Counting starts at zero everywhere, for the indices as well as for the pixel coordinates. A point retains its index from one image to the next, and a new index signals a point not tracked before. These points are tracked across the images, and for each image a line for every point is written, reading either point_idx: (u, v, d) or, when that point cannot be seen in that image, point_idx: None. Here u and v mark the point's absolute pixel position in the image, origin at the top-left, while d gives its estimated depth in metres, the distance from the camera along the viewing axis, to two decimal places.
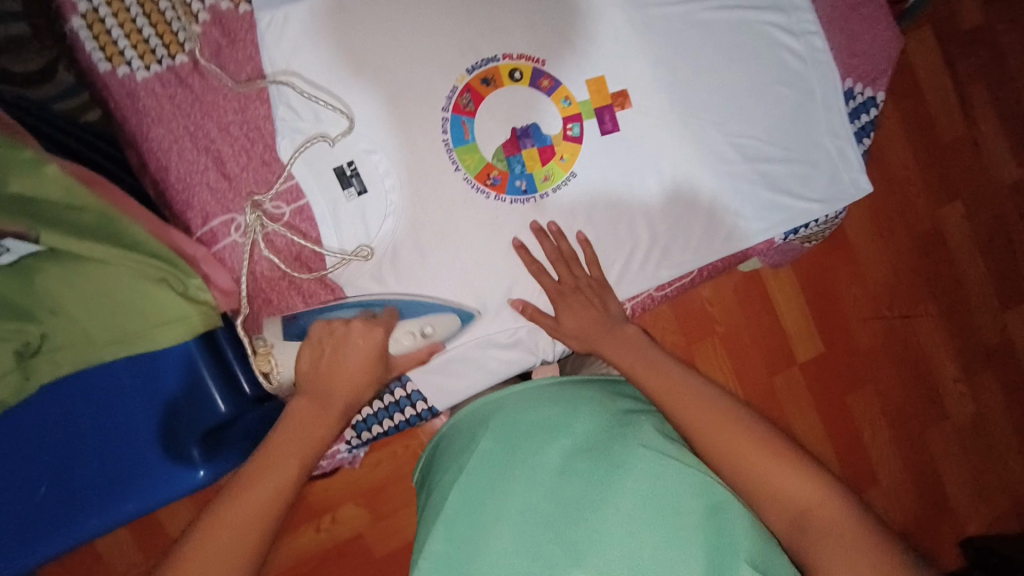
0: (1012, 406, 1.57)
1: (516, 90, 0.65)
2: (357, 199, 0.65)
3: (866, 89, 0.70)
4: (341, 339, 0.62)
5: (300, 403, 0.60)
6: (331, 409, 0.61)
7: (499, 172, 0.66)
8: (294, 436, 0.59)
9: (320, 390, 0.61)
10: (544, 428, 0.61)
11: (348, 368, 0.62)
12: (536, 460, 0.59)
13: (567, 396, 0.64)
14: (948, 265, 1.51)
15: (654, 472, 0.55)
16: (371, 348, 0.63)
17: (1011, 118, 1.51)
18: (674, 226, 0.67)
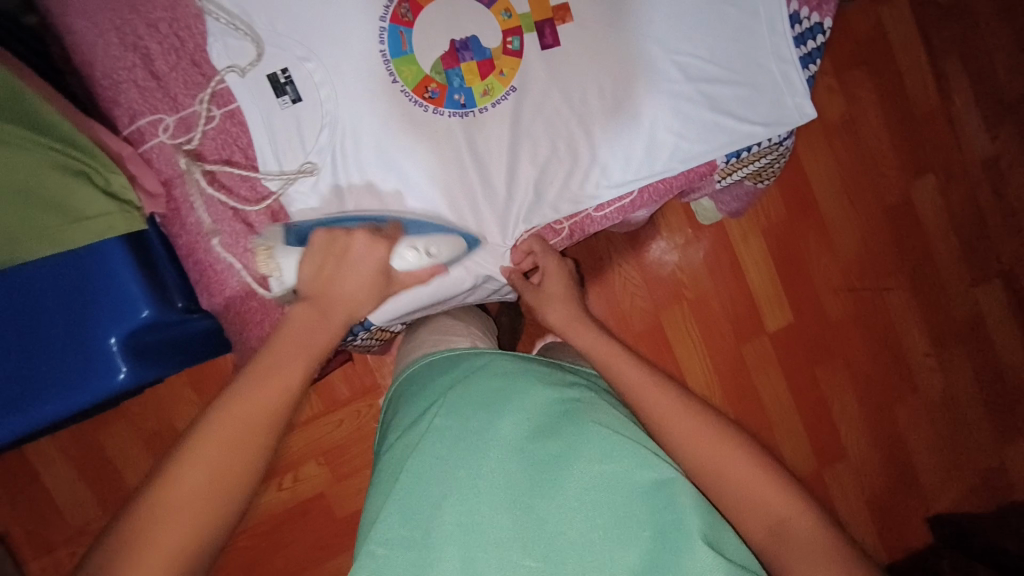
0: (983, 383, 1.56)
1: (455, 1, 0.65)
2: (291, 107, 0.63)
3: (813, 14, 0.68)
4: (342, 253, 0.60)
5: (299, 309, 0.57)
6: (330, 321, 0.58)
7: (437, 85, 0.65)
8: (296, 345, 0.55)
9: (319, 301, 0.58)
10: (495, 405, 0.60)
11: (349, 287, 0.59)
12: (488, 435, 0.57)
13: (519, 373, 0.64)
14: (919, 239, 1.51)
15: (605, 447, 0.55)
16: (373, 263, 0.60)
17: (986, 93, 1.51)
18: (615, 146, 0.67)
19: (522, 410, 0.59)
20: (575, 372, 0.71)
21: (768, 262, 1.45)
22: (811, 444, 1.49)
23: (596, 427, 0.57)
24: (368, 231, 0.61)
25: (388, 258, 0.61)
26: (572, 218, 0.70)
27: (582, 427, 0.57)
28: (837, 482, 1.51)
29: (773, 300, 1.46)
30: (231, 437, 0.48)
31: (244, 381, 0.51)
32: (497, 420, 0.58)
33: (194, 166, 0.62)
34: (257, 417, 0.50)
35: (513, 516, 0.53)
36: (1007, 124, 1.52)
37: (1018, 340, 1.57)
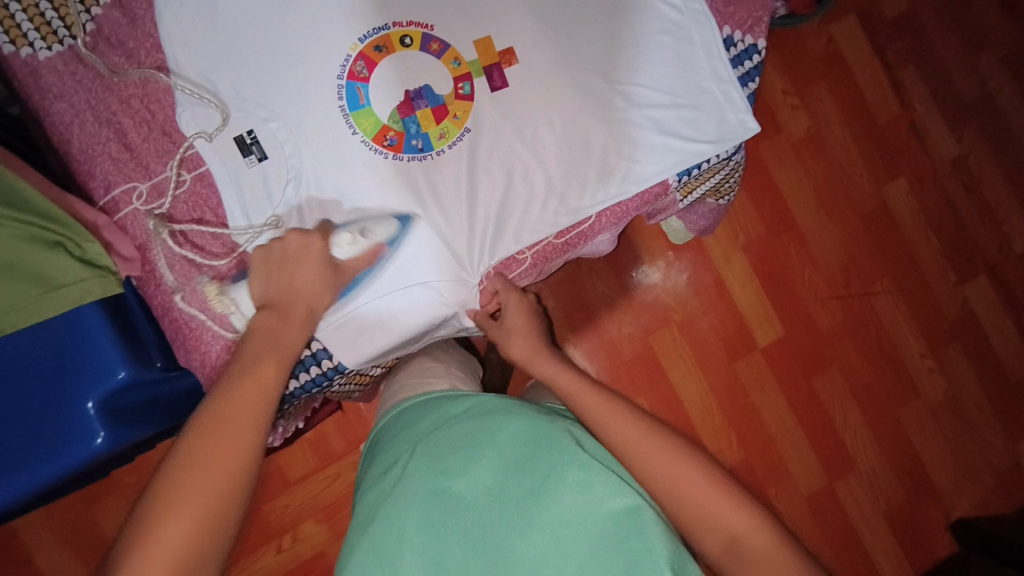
0: (985, 381, 1.55)
1: (407, 54, 0.69)
2: (258, 165, 0.67)
3: (746, 36, 0.72)
4: (281, 253, 0.64)
5: (262, 315, 0.62)
6: (291, 316, 0.63)
7: (395, 133, 0.68)
8: (267, 346, 0.61)
9: (282, 303, 0.63)
10: (469, 445, 0.60)
11: (298, 280, 0.64)
12: (461, 478, 0.58)
13: (494, 408, 0.64)
14: (899, 243, 1.52)
15: (576, 479, 0.55)
16: (313, 255, 0.64)
17: (944, 98, 1.55)
18: (570, 174, 0.70)
19: (495, 449, 0.59)
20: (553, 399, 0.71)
21: (752, 277, 1.46)
22: (818, 458, 1.46)
23: (568, 458, 0.57)
24: (297, 231, 0.64)
25: (326, 247, 0.64)
26: (533, 247, 0.72)
27: (554, 458, 0.57)
28: (850, 495, 1.47)
29: (762, 316, 1.46)
30: (230, 432, 0.54)
31: (230, 384, 0.57)
32: (470, 461, 0.59)
33: (161, 228, 0.64)
34: (246, 424, 0.56)
35: (485, 553, 0.54)
36: (969, 124, 1.56)
37: (1013, 334, 1.56)
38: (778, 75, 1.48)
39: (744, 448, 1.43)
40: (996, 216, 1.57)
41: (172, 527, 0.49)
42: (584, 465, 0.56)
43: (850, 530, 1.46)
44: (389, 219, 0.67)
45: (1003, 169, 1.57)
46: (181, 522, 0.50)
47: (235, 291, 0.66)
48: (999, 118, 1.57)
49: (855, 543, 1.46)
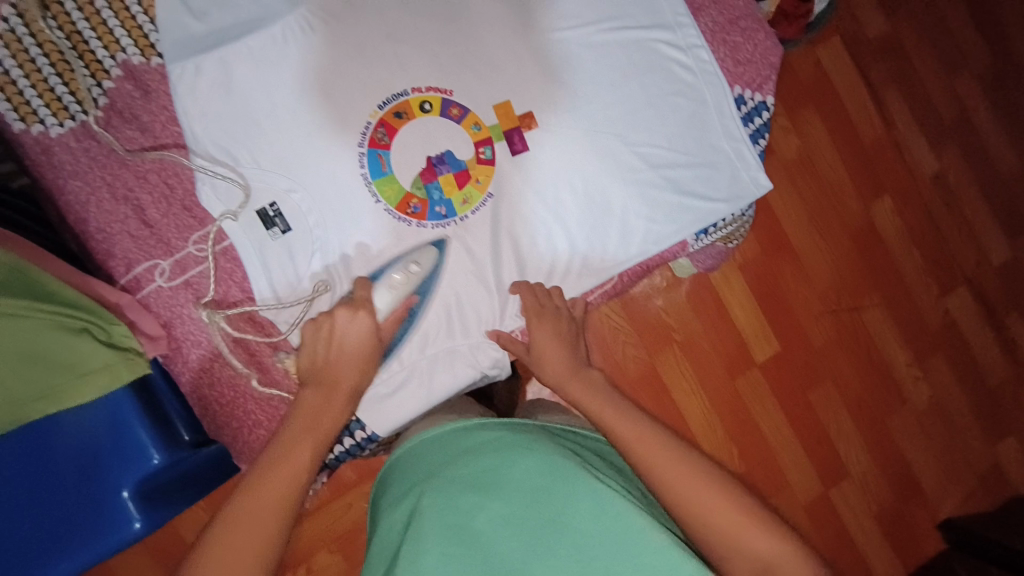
0: (965, 388, 1.62)
1: (427, 120, 0.69)
2: (282, 237, 0.66)
3: (756, 94, 0.75)
4: (329, 332, 0.63)
5: (306, 393, 0.60)
6: (338, 398, 0.60)
7: (418, 200, 0.69)
8: (309, 423, 0.57)
9: (327, 380, 0.61)
10: (484, 482, 0.57)
11: (344, 355, 0.62)
12: (478, 517, 0.54)
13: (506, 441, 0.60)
14: (885, 257, 1.58)
15: (596, 512, 0.53)
16: (361, 328, 0.63)
17: (924, 116, 1.61)
18: (592, 235, 0.71)
19: (513, 486, 0.56)
20: (566, 430, 0.68)
21: (748, 296, 1.50)
22: (814, 467, 1.51)
23: (586, 495, 0.54)
24: (345, 306, 0.64)
25: (372, 317, 0.64)
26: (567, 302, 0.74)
27: (572, 493, 0.54)
28: (845, 502, 1.52)
29: (758, 333, 1.50)
30: (247, 517, 0.49)
31: (256, 467, 0.53)
32: (486, 501, 0.55)
33: (216, 315, 0.65)
34: (301, 450, 0.55)
35: None
36: (947, 142, 1.63)
37: (991, 341, 1.63)
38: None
39: (744, 462, 1.47)
40: (973, 229, 1.64)
41: (261, 517, 0.49)
42: (602, 498, 0.53)
43: (846, 535, 1.51)
44: (428, 246, 0.68)
45: (978, 184, 1.64)
46: (262, 518, 0.49)
47: (268, 365, 0.67)
48: (974, 135, 1.64)
49: (851, 548, 1.51)
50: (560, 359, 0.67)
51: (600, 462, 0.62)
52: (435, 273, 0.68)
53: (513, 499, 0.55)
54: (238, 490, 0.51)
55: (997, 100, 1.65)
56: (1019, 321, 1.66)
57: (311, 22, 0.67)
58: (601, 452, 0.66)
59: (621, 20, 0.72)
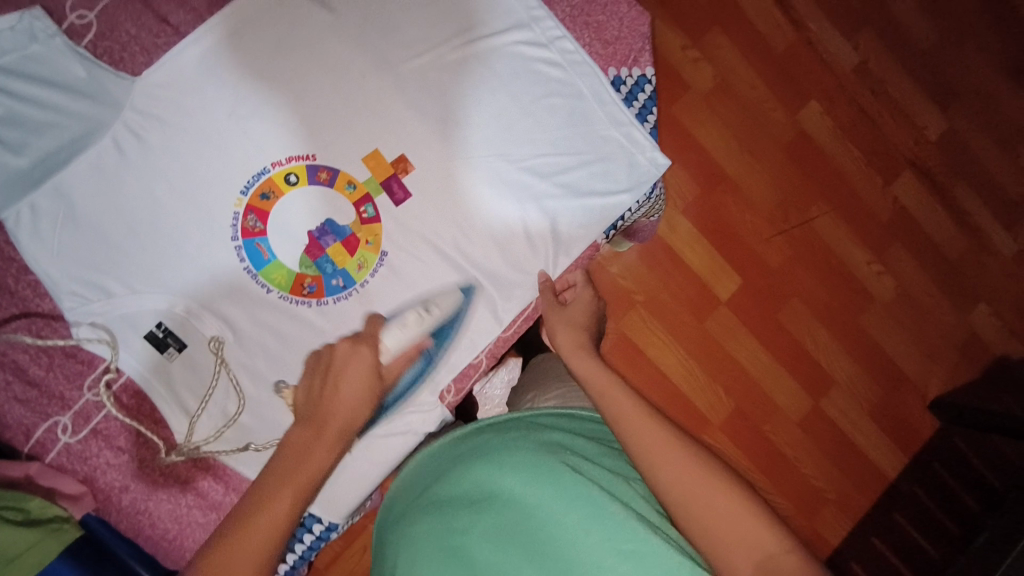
0: (931, 269, 1.59)
1: (298, 193, 0.64)
2: (180, 355, 0.62)
3: (632, 70, 0.70)
4: (327, 366, 0.57)
5: (296, 431, 0.53)
6: (327, 437, 0.52)
7: (312, 278, 0.65)
8: (289, 466, 0.50)
9: (317, 417, 0.53)
10: (472, 497, 0.53)
11: (344, 398, 0.55)
12: (470, 536, 0.51)
13: (493, 447, 0.57)
14: (825, 163, 1.56)
15: (587, 516, 0.49)
16: (361, 361, 0.58)
17: (833, 10, 1.56)
18: (502, 262, 0.68)
19: (505, 496, 0.52)
20: (552, 418, 0.63)
21: (698, 238, 1.49)
22: (800, 384, 1.52)
23: (578, 498, 0.50)
24: (347, 339, 0.60)
25: (377, 355, 0.60)
26: (509, 328, 0.69)
27: (563, 498, 0.51)
28: (835, 409, 1.53)
29: (715, 270, 1.49)
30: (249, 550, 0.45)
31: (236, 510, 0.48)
32: (478, 514, 0.52)
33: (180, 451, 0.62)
34: (281, 501, 0.48)
35: None
36: (862, 28, 1.57)
37: (945, 218, 1.61)
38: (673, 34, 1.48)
39: (732, 398, 1.48)
40: (904, 110, 1.60)
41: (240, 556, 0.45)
42: (596, 500, 0.50)
43: (843, 441, 1.52)
44: (454, 289, 0.67)
45: (901, 63, 1.59)
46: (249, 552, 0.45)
47: (205, 489, 0.63)
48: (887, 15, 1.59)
49: (852, 452, 1.52)
50: (571, 337, 0.64)
51: (596, 451, 0.58)
52: (455, 317, 0.67)
53: (502, 502, 0.52)
54: (220, 530, 0.47)
55: None
56: (970, 189, 1.62)
57: (139, 123, 0.61)
58: (599, 438, 0.62)
59: (472, 31, 0.66)
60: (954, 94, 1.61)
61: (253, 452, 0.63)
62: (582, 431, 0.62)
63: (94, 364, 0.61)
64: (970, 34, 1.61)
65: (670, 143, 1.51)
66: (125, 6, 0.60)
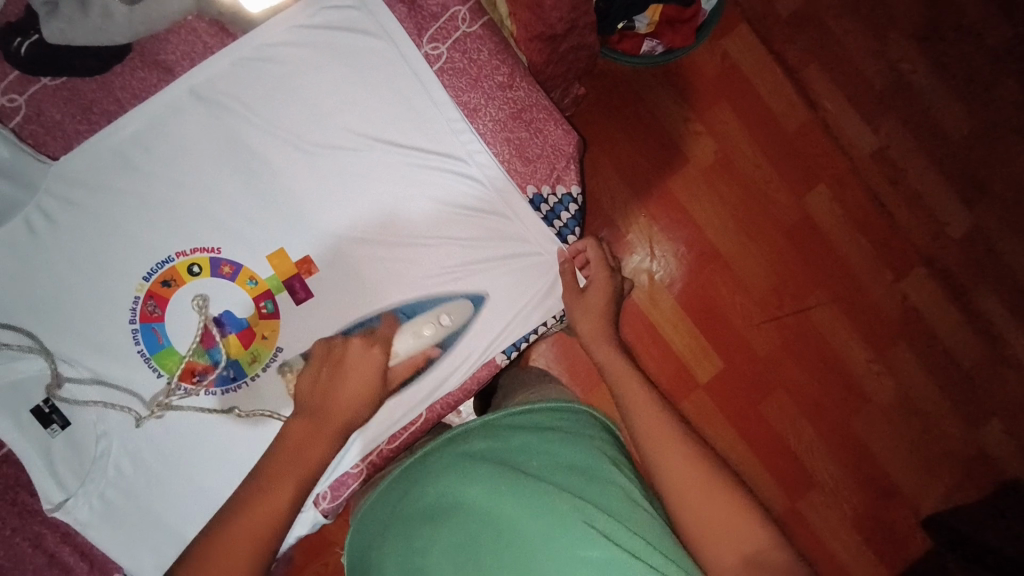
0: (952, 389, 1.19)
1: (199, 283, 0.65)
2: (63, 432, 0.63)
3: (556, 187, 0.69)
4: (336, 359, 0.61)
5: (297, 420, 0.57)
6: (326, 433, 0.57)
7: (202, 367, 0.65)
8: (291, 457, 0.55)
9: (322, 408, 0.58)
10: (440, 509, 0.54)
11: (342, 394, 0.58)
12: (439, 541, 0.52)
13: (462, 459, 0.58)
14: (832, 257, 1.17)
15: (541, 514, 0.51)
16: (370, 367, 0.61)
17: (846, 78, 1.18)
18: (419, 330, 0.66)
19: (466, 508, 0.53)
20: (519, 414, 0.64)
21: (679, 314, 1.16)
22: (777, 482, 1.16)
23: (541, 512, 0.51)
24: (361, 338, 0.62)
25: (386, 360, 0.62)
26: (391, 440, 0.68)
27: (518, 501, 0.52)
28: (818, 518, 1.16)
29: (697, 349, 1.16)
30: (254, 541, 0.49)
31: (245, 491, 0.53)
32: (448, 523, 0.53)
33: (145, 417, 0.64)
34: (283, 489, 0.52)
35: None
36: (887, 109, 1.19)
37: (965, 323, 1.19)
38: (671, 101, 1.15)
39: None
40: (923, 204, 1.18)
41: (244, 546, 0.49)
42: (551, 501, 0.52)
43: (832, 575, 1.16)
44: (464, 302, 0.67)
45: (929, 150, 1.18)
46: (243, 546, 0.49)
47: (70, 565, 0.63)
48: (919, 103, 1.18)
49: None
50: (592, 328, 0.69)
51: (566, 451, 0.59)
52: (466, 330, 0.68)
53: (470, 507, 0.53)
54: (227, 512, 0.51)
55: (925, 40, 1.18)
56: (1001, 297, 1.19)
57: (52, 206, 0.63)
58: (571, 426, 0.63)
59: (388, 138, 0.66)
60: (987, 185, 1.19)
61: (233, 416, 0.65)
62: (552, 422, 0.63)
63: None
64: (1009, 124, 1.18)
65: (658, 215, 1.15)
66: (52, 93, 0.62)
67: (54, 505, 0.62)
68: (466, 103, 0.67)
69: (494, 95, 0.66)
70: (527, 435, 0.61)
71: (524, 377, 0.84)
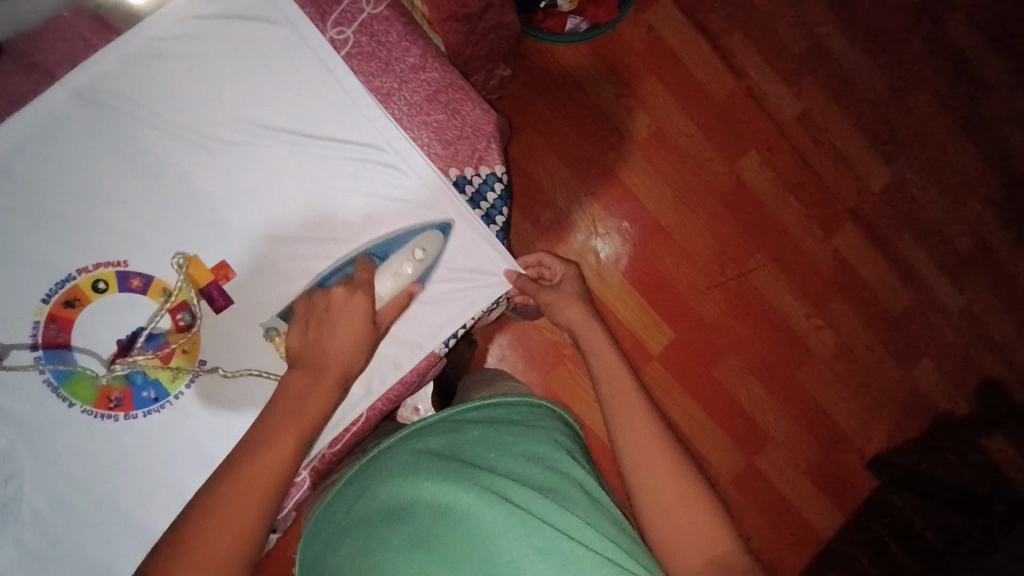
0: (886, 336, 1.25)
1: (106, 300, 0.61)
2: None
3: (480, 168, 0.67)
4: (325, 308, 0.58)
5: (293, 375, 0.56)
6: (322, 381, 0.56)
7: (119, 390, 0.61)
8: (289, 415, 0.54)
9: (315, 360, 0.57)
10: (394, 508, 0.52)
11: (336, 342, 0.57)
12: (398, 540, 0.49)
13: (417, 454, 0.56)
14: (767, 219, 1.21)
15: (504, 510, 0.49)
16: (359, 313, 0.58)
17: (767, 45, 1.21)
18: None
19: (424, 504, 0.51)
20: (476, 409, 0.63)
21: (628, 289, 1.17)
22: (732, 441, 1.20)
23: (499, 503, 0.50)
24: (343, 284, 0.59)
25: (372, 303, 0.59)
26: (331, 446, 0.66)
27: (477, 495, 0.50)
28: (772, 472, 1.21)
29: (646, 321, 1.17)
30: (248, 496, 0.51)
31: (239, 451, 0.53)
32: (404, 521, 0.50)
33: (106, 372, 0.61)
34: (280, 451, 0.53)
35: None
36: (807, 72, 1.22)
37: (892, 272, 1.25)
38: (600, 78, 1.15)
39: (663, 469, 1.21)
40: (847, 162, 1.23)
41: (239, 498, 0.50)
42: (511, 500, 0.51)
43: (791, 524, 1.21)
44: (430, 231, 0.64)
45: (848, 110, 1.23)
46: (243, 515, 0.50)
47: None
48: (836, 65, 1.22)
49: (806, 531, 1.21)
50: (574, 311, 0.73)
51: (520, 441, 0.58)
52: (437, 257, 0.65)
53: (427, 503, 0.51)
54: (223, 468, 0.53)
55: (838, 4, 1.22)
56: (924, 245, 1.25)
57: None
58: (525, 419, 0.62)
59: (299, 131, 0.63)
60: (901, 140, 1.24)
61: (220, 376, 0.62)
62: (507, 413, 0.63)
63: None
64: (916, 81, 1.24)
65: (599, 192, 1.16)
66: None
67: None
68: (378, 88, 0.65)
69: (407, 78, 0.65)
70: (482, 428, 0.60)
71: (481, 375, 0.83)
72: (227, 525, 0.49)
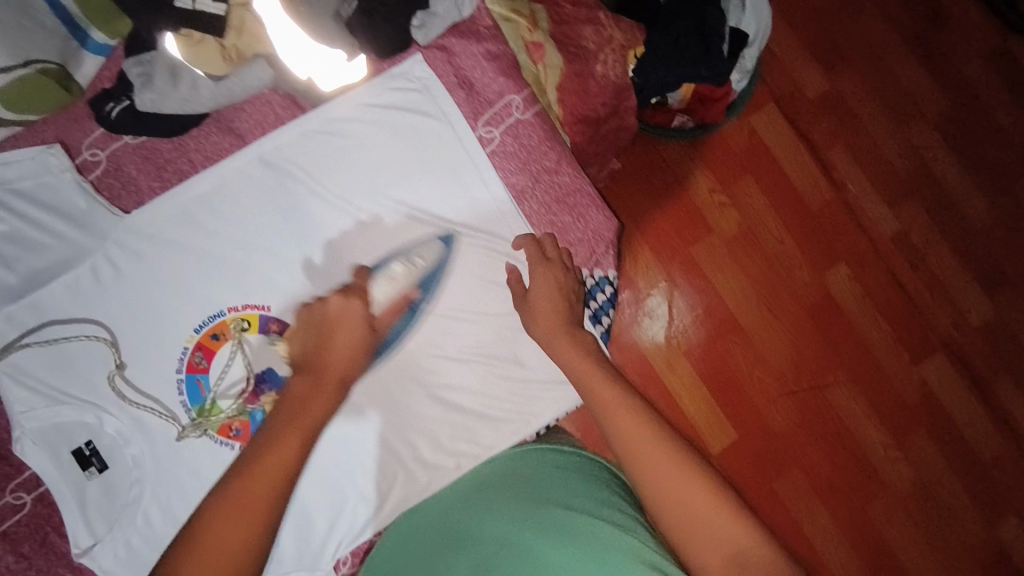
0: (967, 479, 1.17)
1: (246, 339, 0.68)
2: (99, 476, 0.65)
3: (594, 271, 0.72)
4: (320, 317, 0.57)
5: (296, 380, 0.54)
6: (324, 384, 0.54)
7: (241, 421, 0.67)
8: (294, 413, 0.51)
9: (316, 364, 0.55)
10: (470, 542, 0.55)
11: (332, 344, 0.56)
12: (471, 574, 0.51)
13: (491, 496, 0.59)
14: (852, 338, 1.18)
15: (562, 542, 0.50)
16: (355, 316, 0.58)
17: (873, 165, 1.20)
18: (461, 415, 0.69)
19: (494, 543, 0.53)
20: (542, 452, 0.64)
21: (697, 382, 1.14)
22: None
23: (566, 539, 0.50)
24: (338, 291, 0.59)
25: (367, 306, 0.59)
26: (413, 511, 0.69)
27: (544, 534, 0.52)
28: None
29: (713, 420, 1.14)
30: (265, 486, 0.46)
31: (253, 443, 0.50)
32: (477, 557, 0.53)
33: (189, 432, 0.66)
34: (286, 441, 0.49)
35: None
36: (909, 196, 1.21)
37: (981, 412, 1.18)
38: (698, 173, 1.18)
39: None
40: (943, 290, 1.20)
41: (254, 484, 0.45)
42: (582, 538, 0.50)
43: None
44: (434, 241, 0.68)
45: (949, 238, 1.20)
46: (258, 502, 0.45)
47: None
48: (941, 193, 1.21)
49: None
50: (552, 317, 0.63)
51: (590, 485, 0.58)
52: (438, 266, 0.68)
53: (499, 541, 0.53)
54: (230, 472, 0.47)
55: (950, 134, 1.21)
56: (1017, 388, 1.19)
57: (119, 256, 0.66)
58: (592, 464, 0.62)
59: (437, 213, 0.70)
60: (1003, 277, 1.21)
61: None
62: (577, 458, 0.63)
63: (31, 479, 0.64)
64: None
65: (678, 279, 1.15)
66: (132, 152, 0.66)
67: (85, 549, 0.63)
68: (514, 185, 0.71)
69: (541, 180, 0.70)
70: (549, 471, 0.61)
71: None
72: (241, 517, 0.44)
